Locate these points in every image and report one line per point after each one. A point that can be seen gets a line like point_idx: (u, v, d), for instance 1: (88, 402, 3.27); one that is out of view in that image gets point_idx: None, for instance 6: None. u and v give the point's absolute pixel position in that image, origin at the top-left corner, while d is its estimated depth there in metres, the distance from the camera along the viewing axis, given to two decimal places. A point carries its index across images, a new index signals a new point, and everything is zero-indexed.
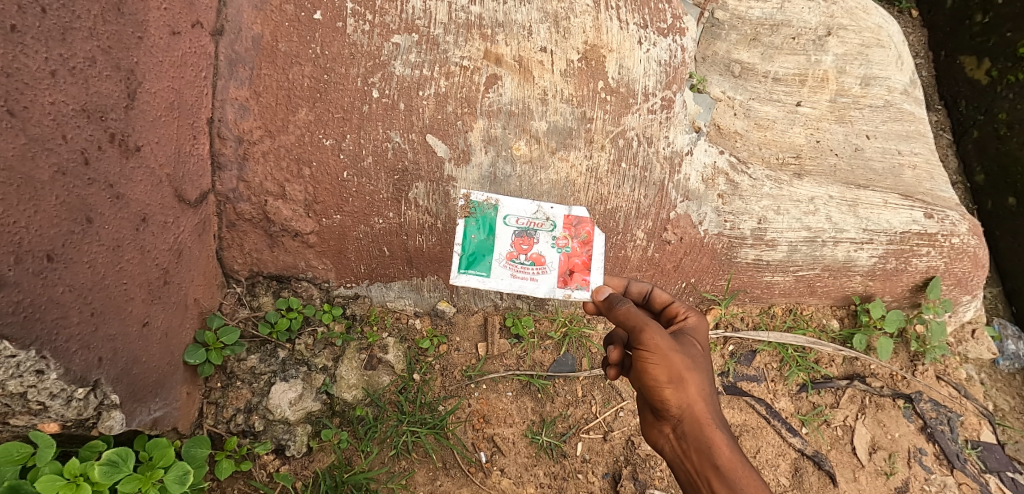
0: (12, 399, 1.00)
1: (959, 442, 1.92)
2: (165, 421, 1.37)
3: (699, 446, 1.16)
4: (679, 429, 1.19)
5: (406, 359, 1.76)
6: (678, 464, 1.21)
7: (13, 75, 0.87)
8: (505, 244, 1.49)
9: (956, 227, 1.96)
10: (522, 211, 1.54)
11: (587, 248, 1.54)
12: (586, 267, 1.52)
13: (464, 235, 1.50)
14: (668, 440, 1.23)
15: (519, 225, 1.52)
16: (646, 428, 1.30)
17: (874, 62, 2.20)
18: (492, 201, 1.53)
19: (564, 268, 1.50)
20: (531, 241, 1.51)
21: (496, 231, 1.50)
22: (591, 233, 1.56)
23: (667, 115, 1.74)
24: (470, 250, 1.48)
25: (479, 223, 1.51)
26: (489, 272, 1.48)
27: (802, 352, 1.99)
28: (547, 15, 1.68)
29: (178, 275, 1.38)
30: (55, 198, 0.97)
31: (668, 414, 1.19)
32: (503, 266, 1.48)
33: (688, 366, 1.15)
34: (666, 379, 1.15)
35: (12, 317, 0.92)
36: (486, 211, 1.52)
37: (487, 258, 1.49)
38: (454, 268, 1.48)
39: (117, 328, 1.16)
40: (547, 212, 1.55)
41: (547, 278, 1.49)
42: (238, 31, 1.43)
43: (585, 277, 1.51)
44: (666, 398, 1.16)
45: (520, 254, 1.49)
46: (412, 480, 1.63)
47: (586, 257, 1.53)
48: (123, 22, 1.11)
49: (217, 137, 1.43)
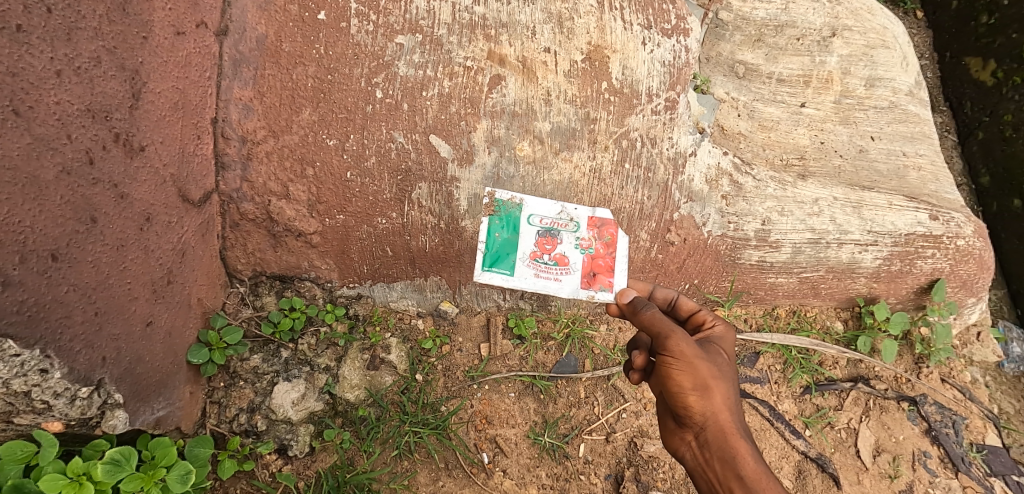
0: (15, 398, 1.00)
1: (963, 445, 1.91)
2: (168, 420, 1.37)
3: (722, 456, 1.14)
4: (701, 437, 1.18)
5: (408, 360, 1.76)
6: (699, 474, 1.20)
7: (18, 75, 0.87)
8: (530, 244, 1.57)
9: (961, 229, 1.95)
10: (546, 212, 1.62)
11: (610, 250, 1.64)
12: (609, 270, 1.61)
13: (488, 234, 1.59)
14: (690, 448, 1.22)
15: (543, 225, 1.60)
16: (667, 435, 1.29)
17: (879, 63, 2.19)
18: (517, 200, 1.61)
19: (588, 269, 1.59)
20: (555, 242, 1.59)
21: (520, 230, 1.59)
22: (614, 236, 1.67)
23: (670, 115, 1.74)
24: (495, 248, 1.57)
25: (503, 222, 1.60)
26: (512, 270, 1.56)
27: (806, 354, 1.98)
28: (551, 15, 1.67)
29: (181, 275, 1.38)
30: (59, 198, 0.97)
31: (691, 421, 1.19)
32: (527, 265, 1.56)
33: (713, 374, 1.15)
34: (690, 386, 1.15)
35: (16, 316, 0.92)
36: (510, 210, 1.60)
37: (511, 257, 1.57)
38: (478, 265, 1.58)
39: (120, 328, 1.16)
40: (571, 214, 1.65)
41: (570, 278, 1.58)
42: (242, 32, 1.43)
43: (608, 279, 1.60)
44: (690, 405, 1.17)
45: (543, 253, 1.57)
46: (414, 480, 1.63)
47: (609, 259, 1.63)
48: (128, 22, 1.11)
49: (221, 137, 1.43)
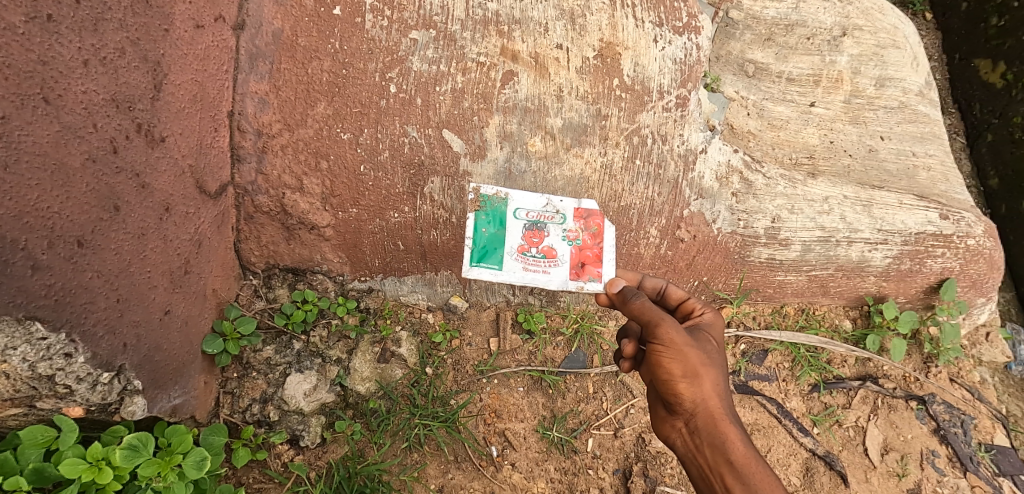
0: (39, 383, 1.02)
1: (971, 445, 1.91)
2: (184, 408, 1.39)
3: (712, 442, 1.15)
4: (691, 423, 1.19)
5: (418, 353, 1.78)
6: (690, 460, 1.21)
7: (49, 63, 0.89)
8: (517, 238, 1.49)
9: (971, 228, 1.95)
10: (532, 205, 1.54)
11: (598, 241, 1.55)
12: (598, 259, 1.52)
13: (474, 229, 1.49)
14: (680, 436, 1.22)
15: (530, 219, 1.52)
16: (659, 423, 1.30)
17: (889, 63, 2.18)
18: (502, 194, 1.53)
19: (576, 260, 1.51)
20: (542, 234, 1.51)
21: (507, 224, 1.50)
22: (601, 226, 1.58)
23: (681, 113, 1.74)
24: (481, 243, 1.48)
25: (489, 216, 1.51)
26: (500, 265, 1.47)
27: (814, 352, 1.99)
28: (564, 12, 1.69)
29: (197, 266, 1.40)
30: (85, 186, 0.99)
31: (681, 409, 1.19)
32: (514, 259, 1.47)
33: (703, 361, 1.16)
34: (680, 374, 1.16)
35: (44, 300, 0.94)
36: (496, 205, 1.52)
37: (498, 251, 1.48)
38: (465, 261, 1.48)
39: (140, 315, 1.18)
40: (557, 206, 1.56)
41: (559, 271, 1.49)
42: (259, 26, 1.45)
43: (597, 269, 1.51)
44: (680, 392, 1.17)
45: (531, 247, 1.49)
46: (423, 472, 1.64)
47: (597, 249, 1.54)
48: (151, 15, 1.13)
49: (237, 130, 1.45)
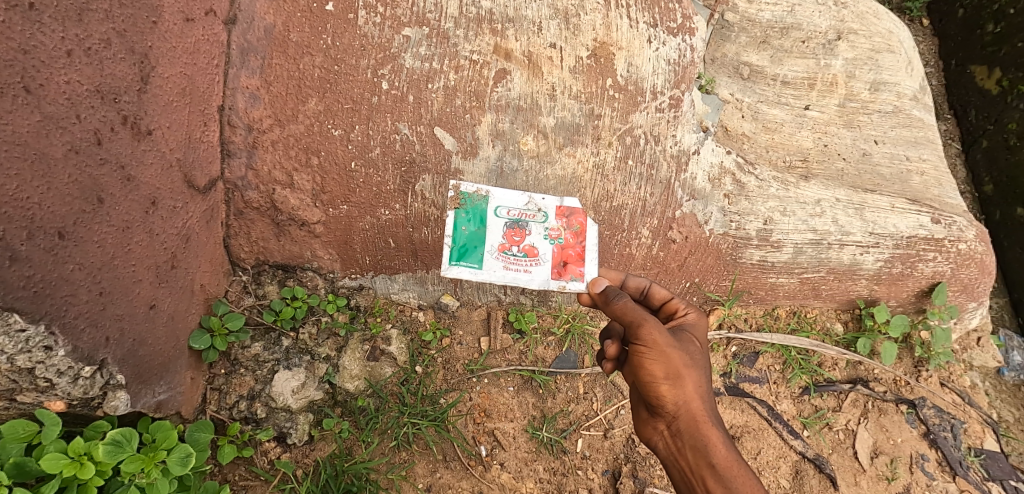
0: (19, 375, 1.01)
1: (961, 449, 1.91)
2: (169, 404, 1.38)
3: (694, 445, 1.15)
4: (673, 426, 1.18)
5: (408, 352, 1.78)
6: (672, 463, 1.20)
7: (30, 52, 0.88)
8: (497, 236, 1.48)
9: (963, 232, 1.96)
10: (513, 203, 1.53)
11: (581, 239, 1.54)
12: (580, 259, 1.51)
13: (454, 227, 1.49)
14: (663, 438, 1.22)
15: (511, 217, 1.51)
16: (641, 425, 1.29)
17: (883, 67, 2.19)
18: (483, 192, 1.53)
19: (559, 259, 1.50)
20: (523, 233, 1.50)
21: (487, 223, 1.50)
22: (584, 224, 1.57)
23: (675, 113, 1.74)
24: (461, 242, 1.47)
25: (469, 214, 1.50)
26: (480, 264, 1.47)
27: (805, 354, 1.99)
28: (558, 12, 1.68)
29: (185, 260, 1.39)
30: (67, 176, 0.98)
31: (664, 411, 1.19)
32: (495, 258, 1.47)
33: (685, 363, 1.15)
34: (662, 375, 1.15)
35: (23, 292, 0.93)
36: (476, 203, 1.51)
37: (478, 250, 1.47)
38: (445, 259, 1.47)
39: (124, 309, 1.17)
40: (539, 203, 1.56)
41: (540, 270, 1.48)
42: (250, 21, 1.45)
43: (580, 269, 1.50)
44: (663, 394, 1.17)
45: (512, 246, 1.48)
46: (411, 471, 1.63)
47: (579, 248, 1.53)
48: (138, 7, 1.12)
49: (227, 125, 1.44)
